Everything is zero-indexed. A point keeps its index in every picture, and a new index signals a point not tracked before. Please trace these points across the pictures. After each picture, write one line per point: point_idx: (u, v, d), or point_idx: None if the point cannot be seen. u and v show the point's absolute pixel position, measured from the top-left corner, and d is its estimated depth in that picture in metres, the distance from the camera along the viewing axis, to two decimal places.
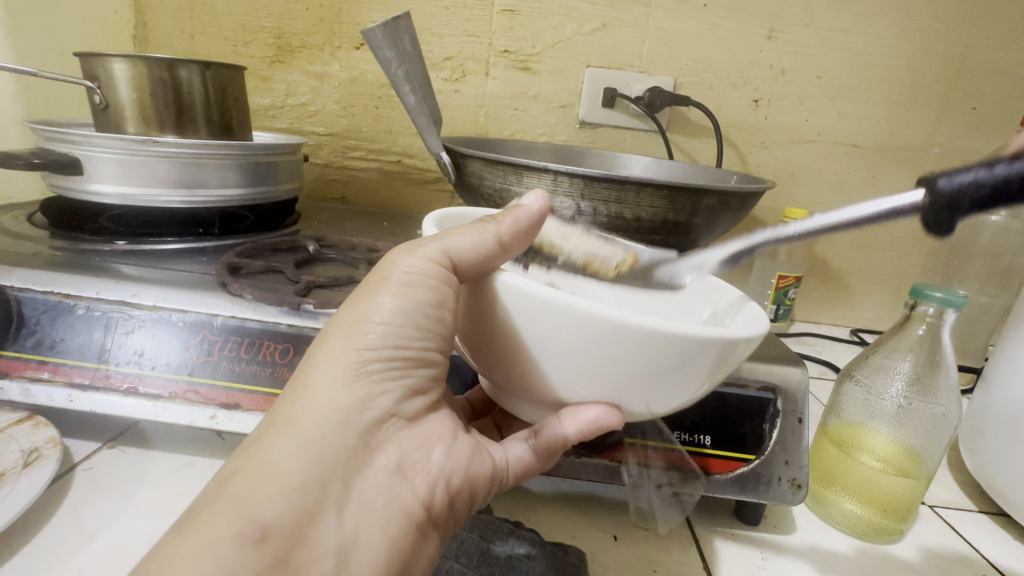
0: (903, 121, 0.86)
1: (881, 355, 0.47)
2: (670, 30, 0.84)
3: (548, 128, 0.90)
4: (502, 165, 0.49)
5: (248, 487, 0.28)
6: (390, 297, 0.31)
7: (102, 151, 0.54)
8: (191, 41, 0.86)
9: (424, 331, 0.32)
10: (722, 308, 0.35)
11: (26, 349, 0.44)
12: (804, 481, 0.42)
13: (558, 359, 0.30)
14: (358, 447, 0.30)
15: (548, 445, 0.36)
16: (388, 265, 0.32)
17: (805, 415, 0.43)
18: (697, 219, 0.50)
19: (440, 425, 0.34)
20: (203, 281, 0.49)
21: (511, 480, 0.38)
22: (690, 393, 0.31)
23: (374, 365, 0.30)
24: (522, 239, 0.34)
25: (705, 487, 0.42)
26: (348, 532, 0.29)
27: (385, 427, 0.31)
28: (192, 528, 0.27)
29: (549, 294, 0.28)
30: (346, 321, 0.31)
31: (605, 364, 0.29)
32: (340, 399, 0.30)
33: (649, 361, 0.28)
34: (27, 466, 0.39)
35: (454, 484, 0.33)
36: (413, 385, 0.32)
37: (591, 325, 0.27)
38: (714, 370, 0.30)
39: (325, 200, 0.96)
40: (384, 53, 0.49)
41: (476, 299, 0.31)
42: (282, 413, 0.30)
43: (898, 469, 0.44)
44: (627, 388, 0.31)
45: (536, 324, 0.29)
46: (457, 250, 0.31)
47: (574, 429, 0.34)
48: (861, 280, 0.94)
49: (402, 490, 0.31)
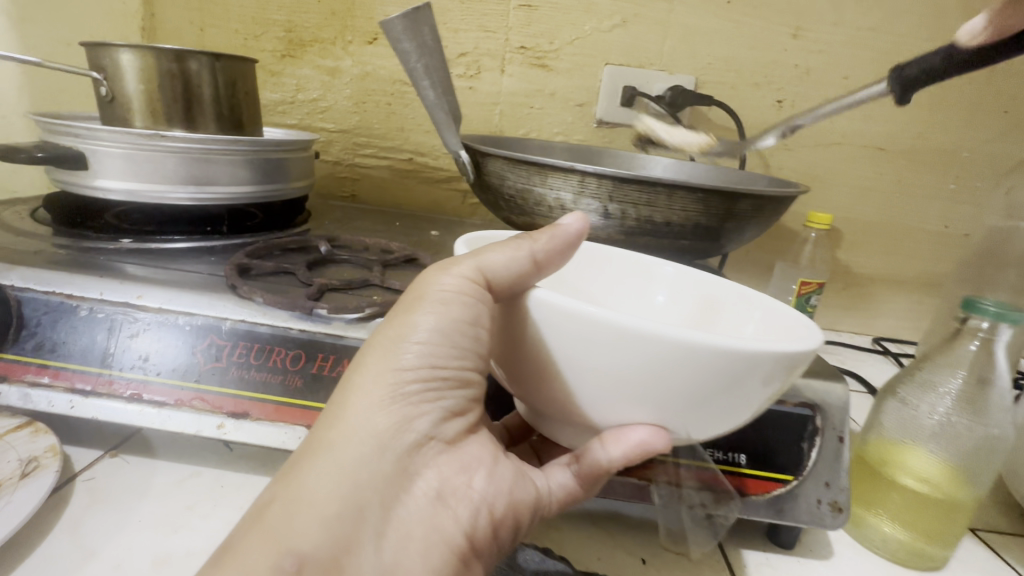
0: (932, 122, 0.83)
1: (929, 371, 0.45)
2: (691, 28, 0.82)
3: (565, 127, 0.87)
4: (525, 164, 0.47)
5: (285, 516, 0.27)
6: (427, 315, 0.30)
7: (108, 145, 0.52)
8: (200, 34, 0.84)
9: (461, 349, 0.30)
10: (768, 321, 0.35)
11: (26, 352, 0.42)
12: (845, 505, 0.40)
13: (599, 379, 0.28)
14: (397, 472, 0.29)
15: (589, 473, 0.34)
16: (422, 283, 0.31)
17: (845, 434, 0.41)
18: (729, 225, 0.48)
19: (480, 449, 0.32)
20: (211, 283, 0.47)
21: (554, 509, 0.36)
22: (742, 412, 0.29)
23: (411, 387, 0.29)
24: (558, 256, 0.33)
25: (741, 509, 0.39)
26: (386, 562, 0.27)
27: (424, 451, 0.30)
28: (229, 558, 0.26)
29: (587, 309, 0.26)
30: (381, 341, 0.30)
31: (656, 384, 0.27)
32: (377, 422, 0.28)
33: (704, 380, 0.27)
34: (25, 477, 0.37)
35: (498, 512, 0.32)
36: (451, 406, 0.31)
37: (634, 341, 0.26)
38: (768, 386, 0.28)
39: (334, 199, 0.94)
40: (403, 45, 0.47)
41: (512, 320, 0.30)
42: (318, 438, 0.29)
43: (941, 492, 0.42)
44: (676, 410, 0.29)
45: (581, 343, 0.27)
46: (491, 267, 0.30)
47: (618, 453, 0.31)
48: (884, 287, 0.91)
49: (444, 517, 0.30)
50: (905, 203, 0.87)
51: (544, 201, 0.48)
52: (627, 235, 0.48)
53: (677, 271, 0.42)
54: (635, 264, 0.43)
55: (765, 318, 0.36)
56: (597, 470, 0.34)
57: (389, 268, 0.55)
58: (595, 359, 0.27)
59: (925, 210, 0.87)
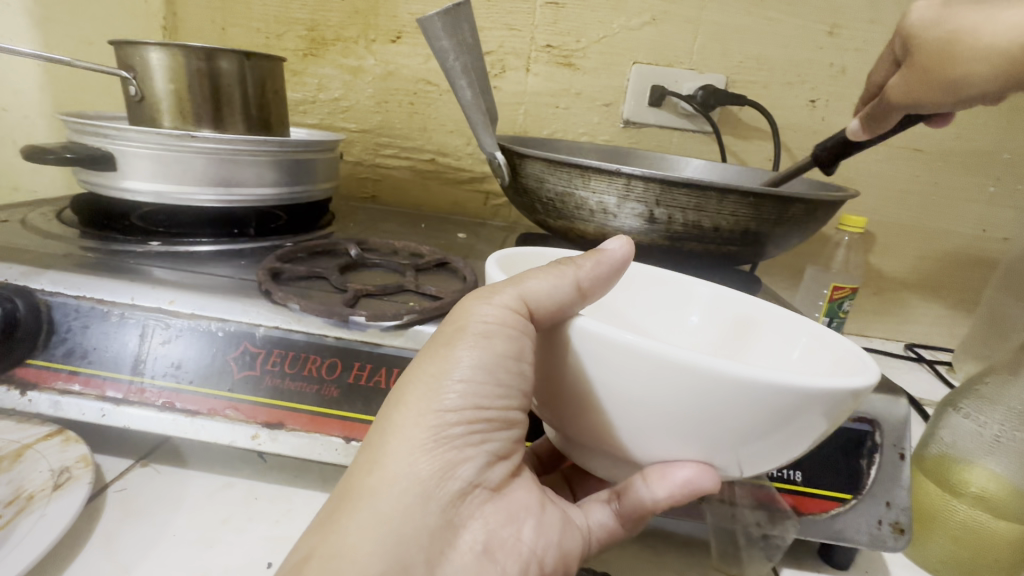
0: (972, 123, 0.80)
1: (994, 388, 0.44)
2: (723, 25, 0.79)
3: (590, 127, 0.85)
4: (567, 167, 0.45)
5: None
6: (468, 350, 0.28)
7: (137, 146, 0.51)
8: (222, 32, 0.83)
9: (505, 387, 0.28)
10: (813, 345, 0.33)
11: (57, 358, 0.41)
12: (907, 525, 0.38)
13: (647, 415, 0.26)
14: (442, 524, 0.27)
15: (634, 511, 0.33)
16: (461, 314, 0.30)
17: (907, 451, 0.39)
18: (779, 230, 0.46)
19: (526, 496, 0.31)
20: (242, 287, 0.46)
21: (596, 550, 0.35)
22: (800, 446, 0.27)
23: (454, 430, 0.28)
24: (600, 285, 0.31)
25: (798, 530, 0.37)
26: None
27: (469, 500, 0.28)
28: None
29: (628, 339, 0.25)
30: (421, 379, 0.29)
31: (710, 423, 0.25)
32: (421, 468, 0.27)
33: (763, 420, 0.25)
34: (58, 488, 0.36)
35: (547, 564, 0.31)
36: (497, 449, 0.29)
37: (678, 374, 0.24)
38: (829, 419, 0.26)
39: (355, 200, 0.93)
40: (441, 42, 0.45)
41: (559, 356, 0.28)
42: (358, 487, 0.27)
43: (1001, 509, 0.40)
44: (729, 448, 0.27)
45: (629, 377, 0.25)
46: (534, 296, 0.28)
47: (665, 495, 0.30)
48: (917, 292, 0.89)
49: (491, 573, 0.28)
50: (941, 206, 0.84)
51: (586, 205, 0.46)
52: (672, 240, 0.46)
53: (715, 291, 0.40)
54: (669, 282, 0.41)
55: (809, 343, 0.33)
56: (643, 509, 0.32)
57: (422, 272, 0.54)
58: (637, 391, 0.25)
59: (963, 213, 0.84)
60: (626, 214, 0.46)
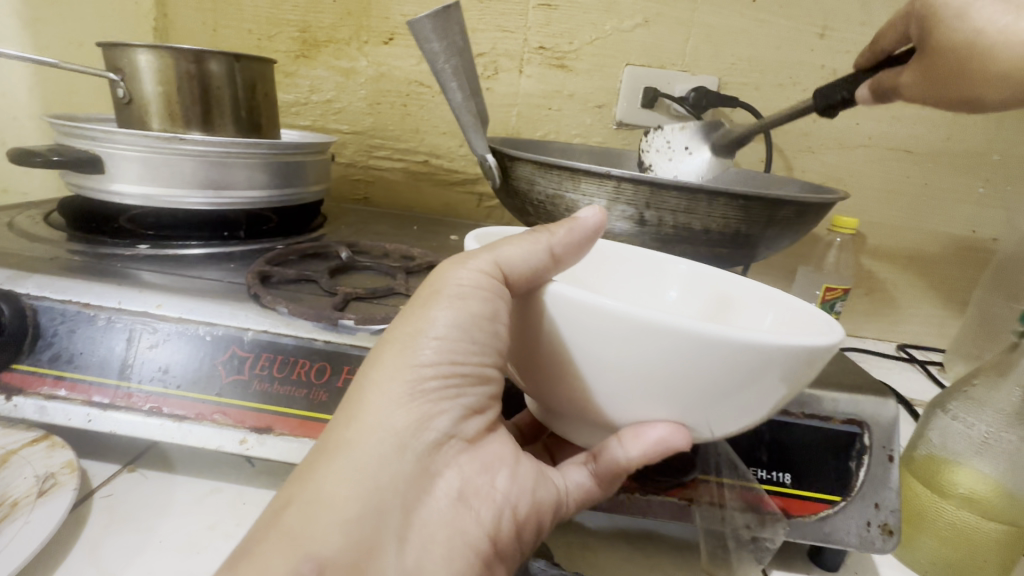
0: (961, 124, 0.81)
1: (982, 388, 0.43)
2: (715, 27, 0.80)
3: (583, 129, 0.86)
4: (558, 169, 0.45)
5: (303, 521, 0.25)
6: (444, 310, 0.28)
7: (124, 148, 0.51)
8: (213, 34, 0.83)
9: (480, 345, 0.29)
10: (787, 315, 0.34)
11: (43, 363, 0.41)
12: (896, 527, 0.38)
13: (622, 377, 0.27)
14: (418, 473, 0.27)
15: (607, 469, 0.32)
16: (437, 278, 0.30)
17: (895, 453, 0.39)
18: (770, 232, 0.46)
19: (502, 446, 0.31)
20: (231, 291, 0.46)
21: (572, 509, 0.34)
22: (766, 406, 0.28)
23: (430, 384, 0.28)
24: (574, 251, 0.31)
25: (787, 532, 0.38)
26: (410, 566, 0.26)
27: (445, 450, 0.28)
28: (243, 566, 0.24)
29: (603, 303, 0.25)
30: (399, 336, 0.28)
31: (681, 382, 0.26)
32: (396, 419, 0.27)
33: (733, 378, 0.25)
34: (42, 494, 0.36)
35: (522, 513, 0.31)
36: (473, 403, 0.29)
37: (651, 335, 0.25)
38: (793, 378, 0.27)
39: (348, 201, 0.92)
40: (432, 45, 0.45)
41: (534, 316, 0.28)
42: (334, 439, 0.27)
43: (989, 511, 0.40)
44: (700, 409, 0.28)
45: (604, 340, 0.26)
46: (509, 261, 0.28)
47: (636, 452, 0.30)
48: (909, 293, 0.89)
49: (466, 519, 0.28)
50: (931, 206, 0.85)
51: (577, 207, 0.46)
52: (663, 242, 0.47)
53: (690, 268, 0.41)
54: (649, 262, 0.42)
55: (780, 316, 0.34)
56: (616, 466, 0.32)
57: (413, 275, 0.54)
58: (612, 354, 0.26)
59: (952, 214, 0.85)
60: (616, 216, 0.46)
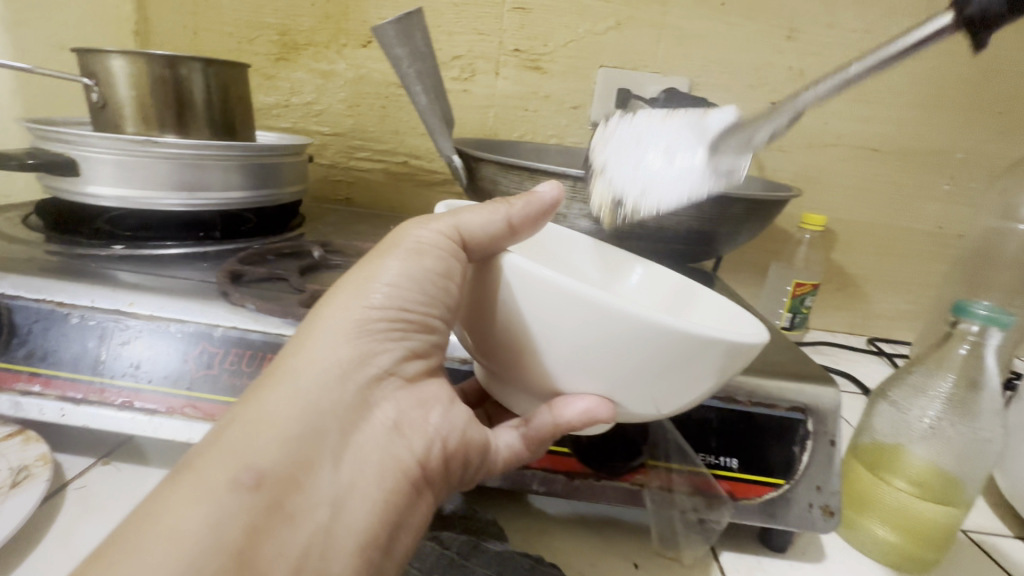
0: (925, 123, 0.83)
1: (919, 374, 0.45)
2: (686, 30, 0.82)
3: (559, 130, 0.87)
4: (518, 169, 0.47)
5: (244, 433, 0.26)
6: (398, 260, 0.31)
7: (98, 151, 0.52)
8: (193, 38, 0.84)
9: (429, 297, 0.30)
10: (726, 309, 0.36)
11: (17, 360, 0.42)
12: (836, 508, 0.40)
13: (576, 357, 0.28)
14: (356, 402, 0.29)
15: (537, 434, 0.35)
16: (397, 234, 0.32)
17: (837, 438, 0.41)
18: (722, 229, 0.48)
19: (437, 387, 0.33)
20: (202, 289, 0.47)
21: (499, 467, 0.37)
22: (694, 394, 0.30)
23: (377, 323, 0.29)
24: (530, 224, 0.33)
25: (732, 513, 0.40)
26: (343, 483, 0.27)
27: (384, 384, 0.30)
28: (187, 472, 0.25)
29: (549, 274, 0.27)
30: (352, 280, 0.30)
31: (631, 367, 0.28)
32: (341, 352, 0.29)
33: (678, 366, 0.27)
34: (15, 486, 0.37)
35: (451, 446, 0.32)
36: (415, 347, 0.31)
37: (589, 310, 0.26)
38: (718, 371, 0.28)
39: (329, 201, 0.94)
40: (396, 50, 0.47)
41: (483, 275, 0.30)
42: (282, 365, 0.29)
43: (935, 495, 0.41)
44: (646, 394, 0.30)
45: (564, 319, 0.27)
46: (468, 226, 0.31)
47: (564, 421, 0.32)
48: (879, 288, 0.91)
49: (399, 446, 0.30)
50: (898, 203, 0.87)
51: None
52: (620, 239, 0.49)
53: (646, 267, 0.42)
54: (612, 253, 0.43)
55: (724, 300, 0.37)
56: (545, 432, 0.34)
57: None
58: (552, 326, 0.28)
59: (919, 210, 0.87)
60: (574, 214, 0.47)
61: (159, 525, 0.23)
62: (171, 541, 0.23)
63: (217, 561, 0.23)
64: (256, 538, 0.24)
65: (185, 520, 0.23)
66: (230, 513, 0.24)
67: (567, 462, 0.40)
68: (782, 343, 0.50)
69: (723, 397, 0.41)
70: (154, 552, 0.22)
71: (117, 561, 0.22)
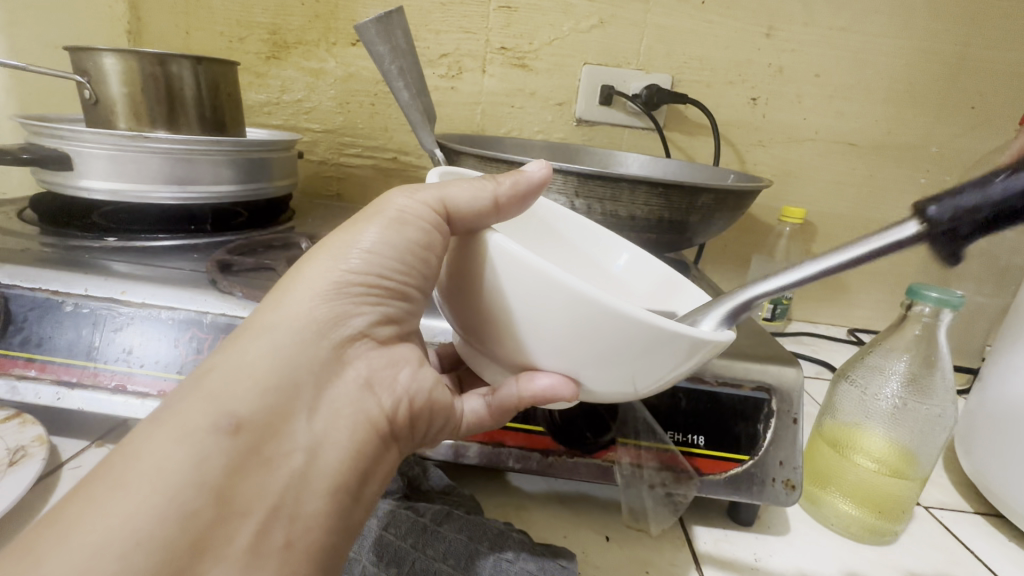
0: (901, 118, 0.86)
1: (878, 355, 0.47)
2: (667, 28, 0.84)
3: (545, 126, 0.89)
4: (494, 161, 0.49)
5: (223, 382, 0.28)
6: (379, 227, 0.32)
7: (91, 146, 0.53)
8: (185, 37, 0.85)
9: (407, 267, 0.32)
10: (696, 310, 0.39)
11: (13, 346, 0.44)
12: (798, 482, 0.42)
13: (553, 339, 0.30)
14: (331, 358, 0.30)
15: (502, 404, 0.38)
16: (383, 201, 0.33)
17: (799, 415, 0.43)
18: (691, 218, 0.50)
19: (408, 349, 0.35)
20: (193, 278, 0.49)
21: (463, 431, 0.40)
22: (658, 381, 0.31)
23: (354, 286, 0.31)
24: (516, 203, 0.35)
25: (698, 488, 0.42)
26: (317, 433, 0.29)
27: (358, 344, 0.31)
28: (168, 417, 0.27)
29: (528, 257, 0.28)
30: (333, 244, 0.32)
31: (607, 353, 0.29)
32: (319, 311, 0.30)
33: (650, 356, 0.29)
34: (13, 464, 0.39)
35: (418, 405, 0.34)
36: (390, 312, 0.33)
37: (562, 294, 0.28)
38: (681, 361, 0.30)
39: (320, 197, 0.95)
40: (378, 48, 0.49)
41: (463, 248, 0.32)
42: (261, 319, 0.30)
43: (894, 471, 0.44)
44: (618, 379, 0.31)
45: (547, 304, 0.28)
46: (453, 200, 0.32)
47: (528, 394, 0.33)
48: (858, 279, 0.94)
49: (369, 402, 0.31)
50: (875, 197, 0.89)
51: None
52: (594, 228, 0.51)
53: (634, 255, 0.44)
54: (601, 240, 0.45)
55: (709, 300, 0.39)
56: (509, 403, 0.37)
57: None
58: (532, 307, 0.29)
59: (895, 204, 0.89)
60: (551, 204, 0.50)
61: (141, 465, 0.26)
62: (155, 480, 0.25)
63: (198, 498, 0.26)
64: (234, 478, 0.27)
65: (167, 461, 0.26)
66: (208, 456, 0.26)
67: (541, 440, 0.42)
68: (751, 327, 0.52)
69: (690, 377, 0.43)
70: (136, 489, 0.25)
71: (103, 495, 0.25)
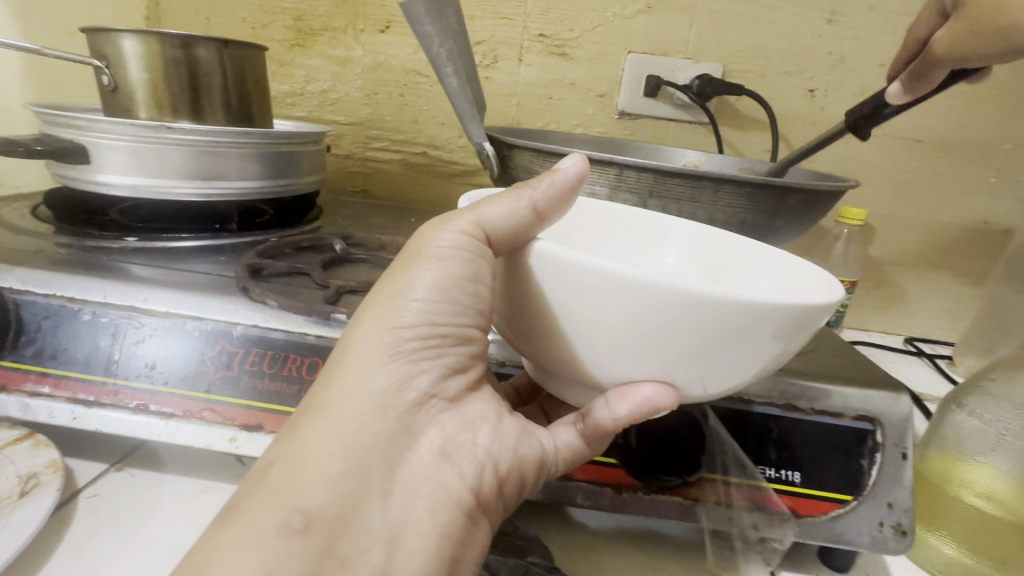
0: (974, 112, 0.79)
1: (998, 383, 0.43)
2: (719, 13, 0.78)
3: (585, 119, 0.84)
4: (555, 157, 0.44)
5: (287, 475, 0.26)
6: (425, 271, 0.29)
7: (111, 137, 0.49)
8: (206, 23, 0.81)
9: (459, 306, 0.29)
10: (787, 274, 0.32)
11: (25, 359, 0.39)
12: (909, 527, 0.36)
13: (628, 340, 0.25)
14: (399, 430, 0.28)
15: (598, 430, 0.32)
16: (418, 241, 0.30)
17: (909, 451, 0.37)
18: (778, 221, 0.44)
19: (483, 406, 0.32)
20: (221, 284, 0.44)
21: (563, 467, 0.35)
22: (747, 375, 0.27)
23: (410, 344, 0.28)
24: (558, 204, 0.30)
25: (797, 532, 0.37)
26: (395, 520, 0.27)
27: (426, 409, 0.29)
28: (234, 520, 0.26)
29: (578, 256, 0.24)
30: (379, 300, 0.29)
31: (693, 343, 0.25)
32: (377, 381, 0.28)
33: (745, 339, 0.24)
34: (24, 495, 0.35)
35: (503, 468, 0.31)
36: (452, 363, 0.30)
37: (623, 287, 0.24)
38: (776, 345, 0.25)
39: (345, 193, 0.91)
40: (426, 28, 0.44)
41: (513, 274, 0.28)
42: (319, 400, 0.28)
43: (1011, 511, 0.38)
44: (714, 377, 0.27)
45: (606, 304, 0.25)
46: (490, 220, 0.28)
47: (624, 412, 0.29)
48: (918, 285, 0.87)
49: (448, 474, 0.29)
50: (941, 197, 0.83)
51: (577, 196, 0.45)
52: None
53: (692, 230, 0.38)
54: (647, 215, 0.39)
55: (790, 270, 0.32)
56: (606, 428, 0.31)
57: None
58: (593, 312, 0.25)
59: (964, 204, 0.83)
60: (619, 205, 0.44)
61: None
62: None
63: None
64: None
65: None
66: (279, 563, 0.24)
67: (613, 473, 0.38)
68: (835, 341, 0.48)
69: (784, 405, 0.38)
70: None
71: None
